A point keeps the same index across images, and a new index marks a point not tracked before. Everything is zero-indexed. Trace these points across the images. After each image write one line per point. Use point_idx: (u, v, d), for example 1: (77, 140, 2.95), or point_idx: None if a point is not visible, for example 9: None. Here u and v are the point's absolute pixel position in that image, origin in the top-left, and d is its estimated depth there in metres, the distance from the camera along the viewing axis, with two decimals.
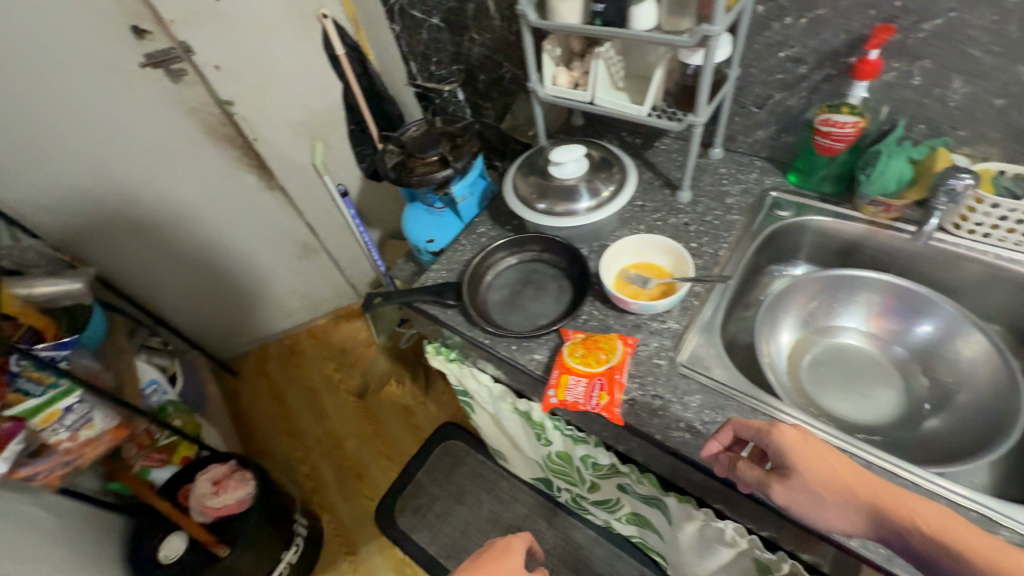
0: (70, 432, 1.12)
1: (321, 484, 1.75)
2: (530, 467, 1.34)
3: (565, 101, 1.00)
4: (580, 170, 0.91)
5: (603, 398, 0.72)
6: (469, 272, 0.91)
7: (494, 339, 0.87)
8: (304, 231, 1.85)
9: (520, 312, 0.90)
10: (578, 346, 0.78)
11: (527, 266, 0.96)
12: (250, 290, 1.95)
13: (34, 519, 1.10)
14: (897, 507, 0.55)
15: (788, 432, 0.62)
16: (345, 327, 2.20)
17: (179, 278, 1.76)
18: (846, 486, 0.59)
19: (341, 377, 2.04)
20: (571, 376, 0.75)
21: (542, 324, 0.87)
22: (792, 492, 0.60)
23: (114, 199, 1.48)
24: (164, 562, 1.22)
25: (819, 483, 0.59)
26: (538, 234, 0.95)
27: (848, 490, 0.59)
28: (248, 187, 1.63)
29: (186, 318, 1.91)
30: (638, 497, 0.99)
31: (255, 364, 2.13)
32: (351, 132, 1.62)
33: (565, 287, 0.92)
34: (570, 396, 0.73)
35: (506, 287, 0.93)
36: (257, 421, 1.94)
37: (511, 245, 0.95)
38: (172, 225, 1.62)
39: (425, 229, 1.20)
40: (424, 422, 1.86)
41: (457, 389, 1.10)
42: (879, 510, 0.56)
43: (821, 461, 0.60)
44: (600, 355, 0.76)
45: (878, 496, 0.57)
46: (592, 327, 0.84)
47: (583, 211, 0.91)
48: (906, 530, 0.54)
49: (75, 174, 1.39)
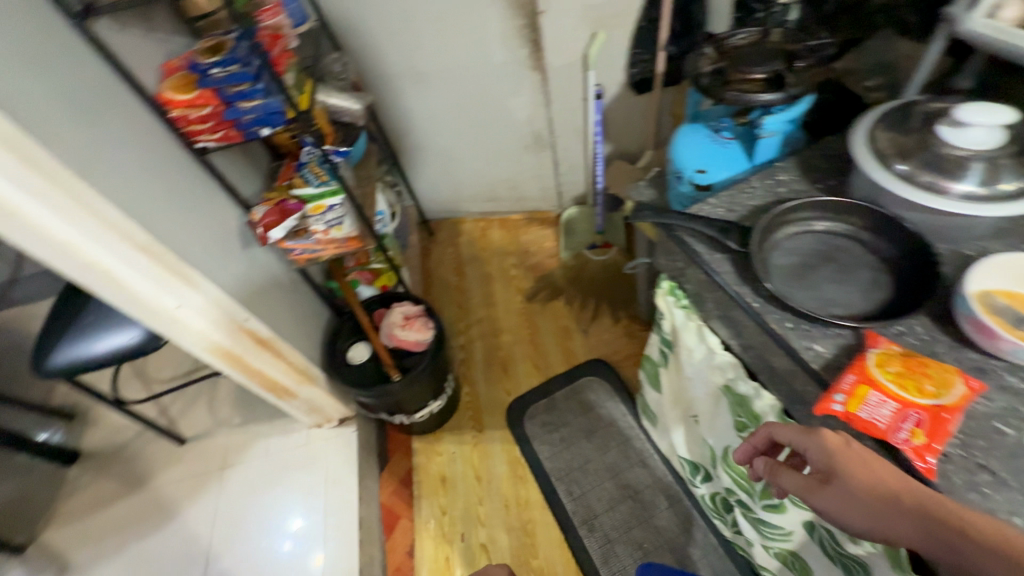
0: (325, 227, 1.26)
1: (471, 359, 1.85)
2: (688, 447, 1.22)
3: (993, 40, 0.84)
4: (987, 142, 0.69)
5: (916, 437, 0.59)
6: (765, 219, 0.78)
7: (765, 305, 0.74)
8: (542, 123, 1.81)
9: (802, 285, 0.76)
10: (896, 364, 0.64)
11: (829, 239, 0.80)
12: (473, 164, 2.02)
13: (282, 284, 1.33)
14: (938, 521, 0.56)
15: (830, 437, 0.65)
16: (536, 231, 2.21)
17: (425, 131, 1.88)
18: (890, 492, 0.59)
19: (517, 275, 2.08)
20: (872, 391, 0.62)
21: (837, 314, 0.73)
22: (829, 496, 0.63)
23: (405, 37, 1.56)
24: (351, 361, 1.41)
25: (858, 488, 0.61)
26: (868, 208, 0.77)
27: (889, 496, 0.59)
28: (514, 61, 1.61)
29: (415, 169, 2.06)
30: (836, 549, 0.82)
31: (450, 232, 2.27)
32: (639, 30, 1.46)
33: (880, 282, 0.76)
34: (867, 413, 0.61)
35: (797, 253, 0.79)
36: (437, 282, 2.11)
37: (822, 206, 0.79)
38: (439, 78, 1.68)
39: (698, 154, 1.02)
40: (580, 349, 1.83)
41: (664, 334, 1.02)
42: (922, 522, 0.57)
43: (861, 468, 0.61)
44: (923, 385, 0.62)
45: (922, 505, 0.57)
46: (912, 343, 0.69)
47: (959, 195, 0.70)
48: (949, 546, 0.54)
49: (387, 3, 1.48)
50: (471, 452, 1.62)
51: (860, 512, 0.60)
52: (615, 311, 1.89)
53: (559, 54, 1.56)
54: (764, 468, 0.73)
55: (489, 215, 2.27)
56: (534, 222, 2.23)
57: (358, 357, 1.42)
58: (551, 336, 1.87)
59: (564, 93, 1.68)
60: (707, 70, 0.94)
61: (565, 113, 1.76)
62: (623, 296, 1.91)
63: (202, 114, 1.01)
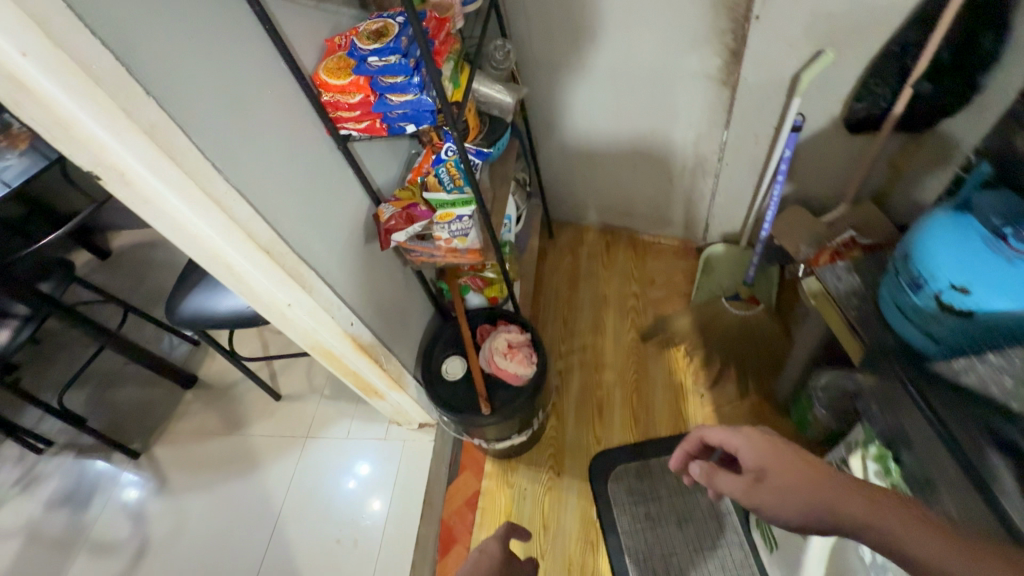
0: (448, 235, 1.15)
1: (565, 388, 1.69)
2: None
3: None
4: None
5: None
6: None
7: None
8: (711, 146, 1.52)
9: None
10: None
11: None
12: (616, 174, 1.80)
13: (394, 282, 1.26)
14: (832, 487, 0.74)
15: (759, 441, 0.85)
16: (667, 259, 1.95)
17: (573, 131, 1.69)
18: (810, 485, 0.75)
19: (636, 306, 1.86)
20: None
21: None
22: (762, 488, 0.80)
23: (578, 29, 1.36)
24: (443, 374, 1.33)
25: (785, 480, 0.78)
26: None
27: (816, 491, 0.74)
28: (699, 72, 1.33)
29: (551, 167, 1.88)
30: None
31: (572, 239, 2.08)
32: (882, 57, 1.11)
33: None
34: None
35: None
36: (546, 292, 1.95)
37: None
38: (604, 77, 1.46)
39: (959, 266, 0.73)
40: (691, 414, 1.59)
41: None
42: (836, 500, 0.72)
43: (783, 467, 0.80)
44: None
45: (838, 494, 0.72)
46: None
47: None
48: (841, 507, 0.71)
49: None
50: (544, 496, 1.48)
51: (784, 496, 0.77)
52: (744, 381, 1.60)
53: (760, 71, 1.26)
54: (704, 473, 0.88)
55: (618, 229, 2.04)
56: (668, 250, 1.96)
57: (452, 372, 1.32)
58: (660, 389, 1.64)
59: (751, 117, 1.38)
60: None
61: (745, 140, 1.45)
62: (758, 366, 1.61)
63: (353, 101, 0.93)
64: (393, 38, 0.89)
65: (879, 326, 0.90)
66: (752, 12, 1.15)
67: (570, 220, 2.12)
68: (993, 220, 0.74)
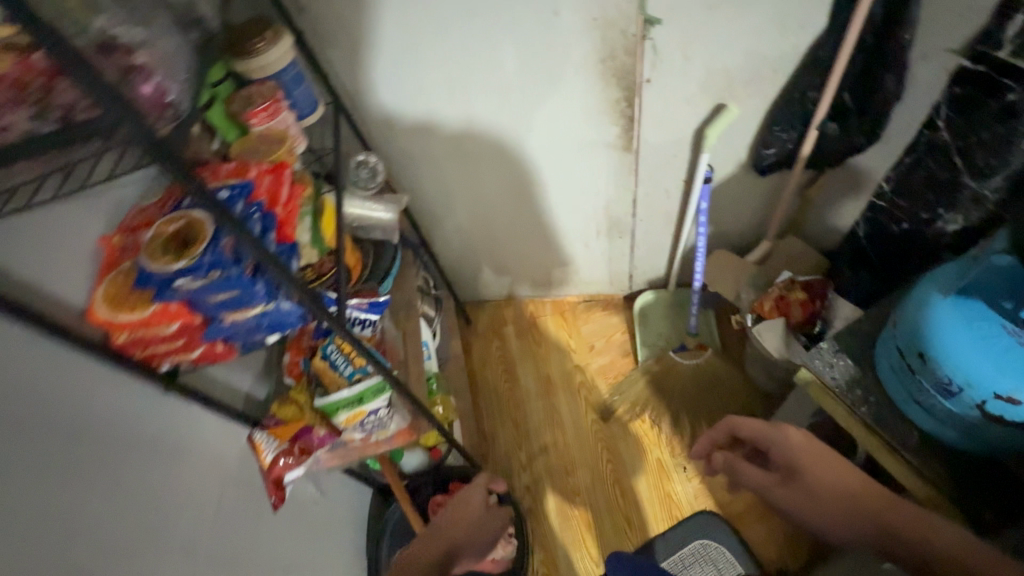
0: (364, 433, 0.85)
1: (541, 508, 1.47)
2: None
3: None
4: None
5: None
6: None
7: None
8: (624, 208, 1.39)
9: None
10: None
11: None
12: (526, 248, 1.59)
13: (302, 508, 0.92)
14: (859, 492, 0.76)
15: (796, 438, 0.82)
16: (598, 318, 1.79)
17: (469, 218, 1.45)
18: (849, 495, 0.76)
19: (584, 381, 1.68)
20: None
21: None
22: (795, 491, 0.80)
23: (452, 118, 1.13)
24: None
25: (820, 485, 0.78)
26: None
27: (853, 501, 0.76)
28: (598, 142, 1.18)
29: (450, 256, 1.62)
30: None
31: (492, 320, 1.84)
32: (783, 104, 1.04)
33: None
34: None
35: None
36: (483, 393, 1.69)
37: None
38: (492, 160, 1.25)
39: (990, 375, 0.64)
40: (681, 493, 1.45)
41: None
42: (877, 514, 0.73)
43: (821, 468, 0.79)
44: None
45: (878, 508, 0.74)
46: None
47: None
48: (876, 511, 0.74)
49: (429, 77, 1.04)
50: None
51: (817, 504, 0.78)
52: None
53: (661, 130, 1.14)
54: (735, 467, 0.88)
55: (539, 298, 1.83)
56: (597, 308, 1.81)
57: None
58: (640, 475, 1.49)
59: (659, 174, 1.26)
60: None
61: (658, 195, 1.34)
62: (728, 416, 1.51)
63: (170, 334, 0.62)
64: (205, 253, 0.59)
65: (895, 419, 0.80)
66: (643, 76, 1.02)
67: (484, 299, 1.86)
68: (1003, 302, 0.66)
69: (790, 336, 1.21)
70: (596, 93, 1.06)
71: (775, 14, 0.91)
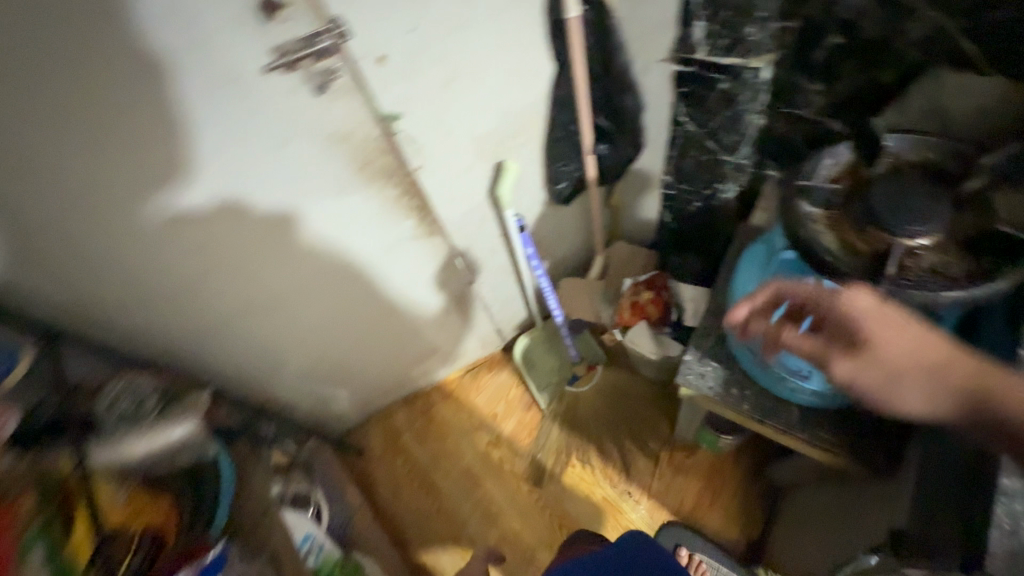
0: None
1: None
2: None
3: None
4: None
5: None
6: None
7: None
8: (460, 281, 1.30)
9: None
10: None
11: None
12: (385, 358, 1.42)
13: None
14: (954, 367, 0.50)
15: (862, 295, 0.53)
16: (488, 382, 1.68)
17: (304, 362, 1.23)
18: (939, 360, 0.50)
19: (502, 455, 1.56)
20: None
21: None
22: (865, 368, 0.52)
23: (227, 289, 0.92)
24: None
25: (899, 358, 0.51)
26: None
27: (936, 349, 0.50)
28: (401, 238, 1.07)
29: (303, 402, 1.39)
30: None
31: (383, 437, 1.63)
32: (554, 142, 1.05)
33: None
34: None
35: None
36: (408, 523, 1.49)
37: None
38: (297, 303, 1.05)
39: None
40: (636, 519, 1.40)
41: None
42: (955, 363, 0.50)
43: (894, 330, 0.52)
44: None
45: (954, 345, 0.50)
46: None
47: None
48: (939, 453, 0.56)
49: (176, 261, 0.82)
50: None
51: (899, 373, 0.51)
52: (646, 446, 1.47)
53: (456, 204, 1.07)
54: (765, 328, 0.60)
55: (423, 391, 1.68)
56: (483, 373, 1.70)
57: None
58: (594, 522, 1.41)
59: (476, 239, 1.20)
60: (837, 256, 0.56)
61: (484, 255, 1.28)
62: (644, 421, 1.50)
63: None
64: None
65: (774, 404, 0.81)
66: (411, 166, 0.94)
67: (365, 419, 1.65)
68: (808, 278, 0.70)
69: (658, 335, 1.25)
70: (373, 198, 0.95)
71: (507, 71, 0.89)
